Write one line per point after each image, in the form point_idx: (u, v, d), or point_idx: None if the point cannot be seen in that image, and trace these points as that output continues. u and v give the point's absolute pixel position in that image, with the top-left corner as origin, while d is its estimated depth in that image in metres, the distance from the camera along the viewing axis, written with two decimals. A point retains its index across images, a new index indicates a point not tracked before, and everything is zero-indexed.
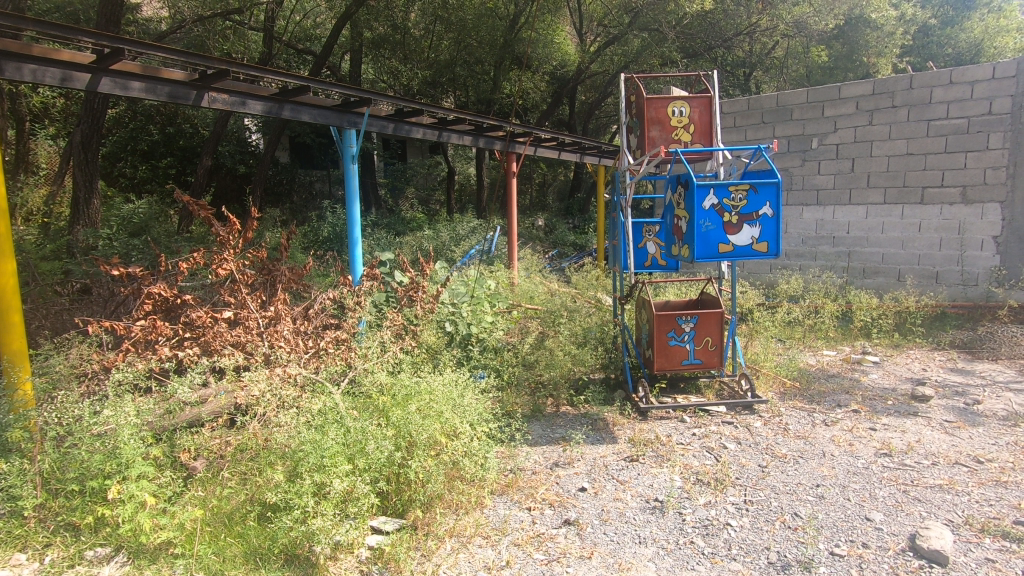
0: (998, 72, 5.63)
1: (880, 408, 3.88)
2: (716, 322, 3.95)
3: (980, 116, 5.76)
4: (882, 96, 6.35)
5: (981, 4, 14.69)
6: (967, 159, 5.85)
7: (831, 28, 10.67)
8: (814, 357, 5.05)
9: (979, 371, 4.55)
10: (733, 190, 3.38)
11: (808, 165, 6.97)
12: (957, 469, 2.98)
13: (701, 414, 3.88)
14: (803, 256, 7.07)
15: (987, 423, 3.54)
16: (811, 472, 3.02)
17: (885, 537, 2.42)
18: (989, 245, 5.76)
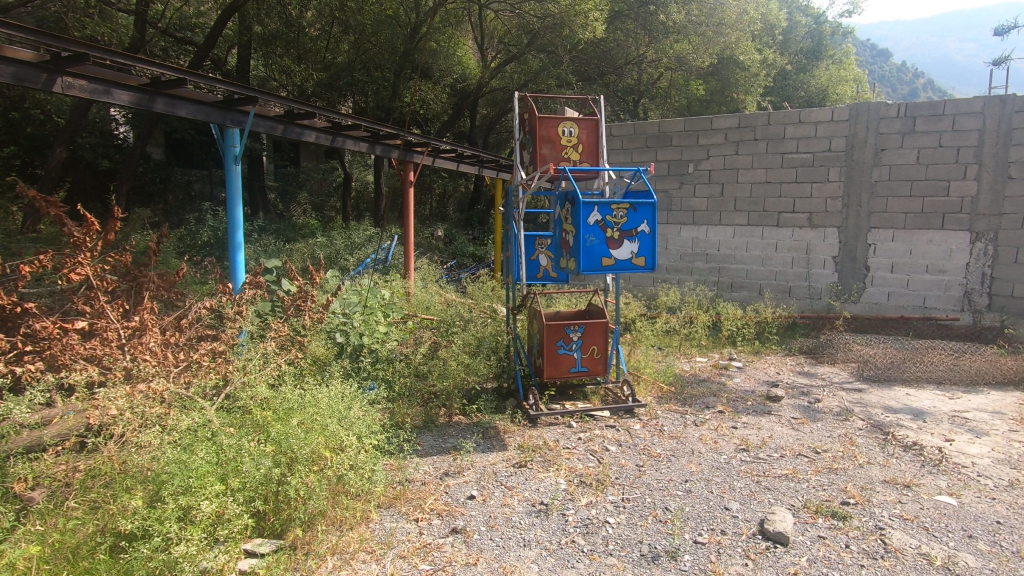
0: (835, 115, 6.55)
1: (741, 409, 4.31)
2: (601, 332, 4.19)
3: (822, 152, 6.66)
4: (746, 130, 7.11)
5: (826, 56, 17.07)
6: (812, 189, 6.73)
7: (706, 66, 11.81)
8: (688, 363, 5.50)
9: (821, 373, 5.21)
10: (615, 208, 3.62)
11: (685, 188, 7.61)
12: (800, 459, 3.39)
13: (586, 419, 4.09)
14: (680, 271, 7.68)
15: (824, 419, 4.07)
16: (681, 469, 3.28)
17: (740, 523, 2.70)
18: (829, 264, 6.66)
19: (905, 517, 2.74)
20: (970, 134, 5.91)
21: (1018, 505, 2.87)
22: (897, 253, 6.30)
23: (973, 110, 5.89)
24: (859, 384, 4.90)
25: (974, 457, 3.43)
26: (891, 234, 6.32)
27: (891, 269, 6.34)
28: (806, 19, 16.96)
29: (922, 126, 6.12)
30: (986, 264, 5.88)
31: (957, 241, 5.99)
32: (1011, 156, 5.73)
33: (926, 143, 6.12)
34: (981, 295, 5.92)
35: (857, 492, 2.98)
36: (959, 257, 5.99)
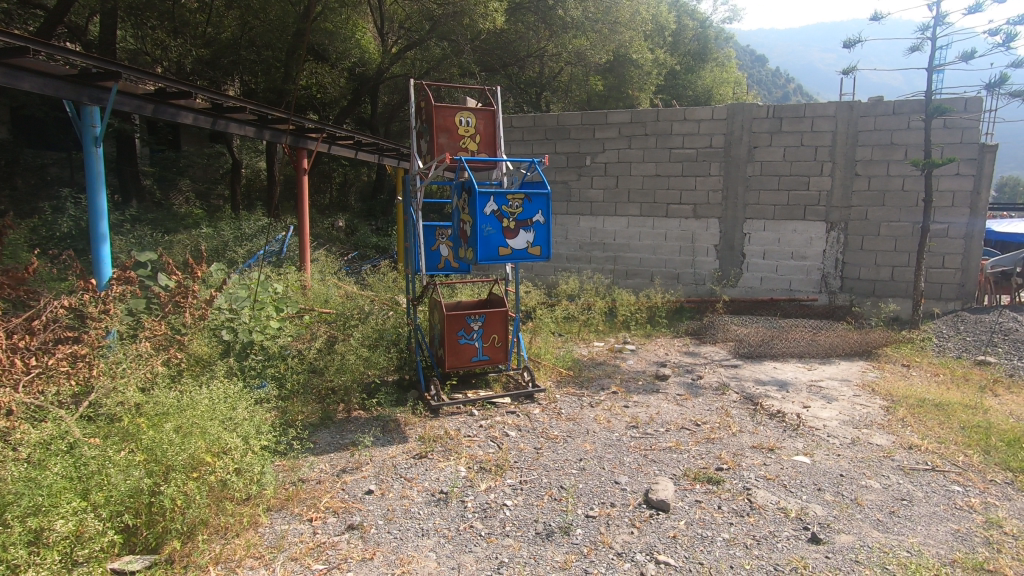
0: (715, 114, 7.08)
1: (632, 388, 4.59)
2: (501, 320, 4.25)
3: (704, 148, 7.18)
4: (637, 125, 7.48)
5: (711, 58, 18.36)
6: (696, 182, 7.25)
7: (603, 62, 12.27)
8: (586, 348, 5.75)
9: (703, 352, 5.68)
10: (510, 198, 3.69)
11: (583, 180, 7.88)
12: (682, 432, 3.68)
13: (488, 406, 4.15)
14: (579, 259, 7.97)
15: (704, 394, 4.44)
16: (576, 448, 3.44)
17: (628, 495, 2.88)
18: (712, 252, 7.25)
19: (769, 477, 3.06)
20: (825, 135, 6.68)
21: (857, 458, 3.32)
22: (768, 241, 7.00)
23: (827, 113, 6.65)
24: (735, 360, 5.40)
25: (826, 419, 3.90)
26: (763, 224, 7.00)
27: (763, 256, 7.03)
28: (693, 23, 18.12)
29: (787, 127, 6.81)
30: (838, 250, 6.73)
31: (816, 230, 6.79)
32: (857, 155, 6.58)
33: (790, 141, 6.81)
34: (835, 278, 6.77)
35: (730, 458, 3.28)
36: (817, 245, 6.79)
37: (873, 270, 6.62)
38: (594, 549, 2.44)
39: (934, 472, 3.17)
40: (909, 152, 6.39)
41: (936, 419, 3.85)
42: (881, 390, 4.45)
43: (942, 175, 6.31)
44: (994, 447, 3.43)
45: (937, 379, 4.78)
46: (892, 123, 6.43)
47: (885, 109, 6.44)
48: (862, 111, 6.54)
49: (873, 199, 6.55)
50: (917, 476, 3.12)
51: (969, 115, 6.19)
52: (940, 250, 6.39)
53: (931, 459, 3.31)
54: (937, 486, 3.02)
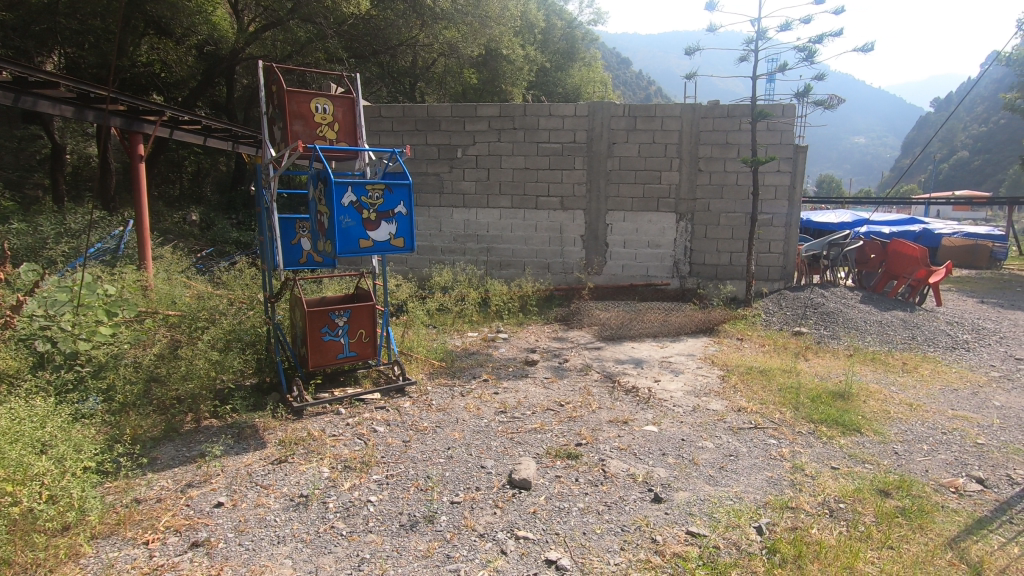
0: (577, 111, 7.45)
1: (502, 375, 4.73)
2: (368, 315, 4.14)
3: (568, 143, 7.52)
4: (506, 119, 7.59)
5: (578, 58, 19.24)
6: (562, 176, 7.57)
7: (475, 55, 12.22)
8: (460, 339, 5.80)
9: (570, 337, 6.00)
10: (370, 188, 3.59)
11: (455, 172, 7.78)
12: (547, 413, 3.86)
13: (356, 404, 4.02)
14: (453, 252, 7.93)
15: (569, 375, 4.70)
16: (445, 438, 3.46)
17: (492, 478, 2.97)
18: (578, 242, 7.65)
19: (621, 447, 3.32)
20: (673, 133, 7.32)
21: (696, 423, 3.71)
22: (628, 231, 7.54)
23: (675, 114, 7.29)
24: (598, 343, 5.76)
25: (672, 391, 4.32)
26: (623, 215, 7.53)
27: (624, 245, 7.57)
28: (562, 23, 18.85)
29: (641, 125, 7.36)
30: (686, 239, 7.46)
31: (668, 221, 7.45)
32: (700, 153, 7.31)
33: (644, 139, 7.37)
34: (684, 264, 7.50)
35: (589, 434, 3.51)
36: (669, 234, 7.46)
37: (715, 256, 7.43)
38: (457, 533, 2.48)
39: (756, 429, 3.65)
40: (740, 151, 7.25)
41: (759, 384, 4.43)
42: (718, 362, 5.02)
43: (767, 171, 7.23)
44: (801, 403, 4.02)
45: (763, 349, 5.50)
46: (726, 124, 7.23)
47: (721, 111, 7.22)
48: (702, 112, 7.26)
49: (714, 192, 7.33)
50: (742, 434, 3.57)
51: (785, 119, 7.16)
52: (766, 237, 7.35)
53: (754, 418, 3.80)
54: (757, 441, 3.48)
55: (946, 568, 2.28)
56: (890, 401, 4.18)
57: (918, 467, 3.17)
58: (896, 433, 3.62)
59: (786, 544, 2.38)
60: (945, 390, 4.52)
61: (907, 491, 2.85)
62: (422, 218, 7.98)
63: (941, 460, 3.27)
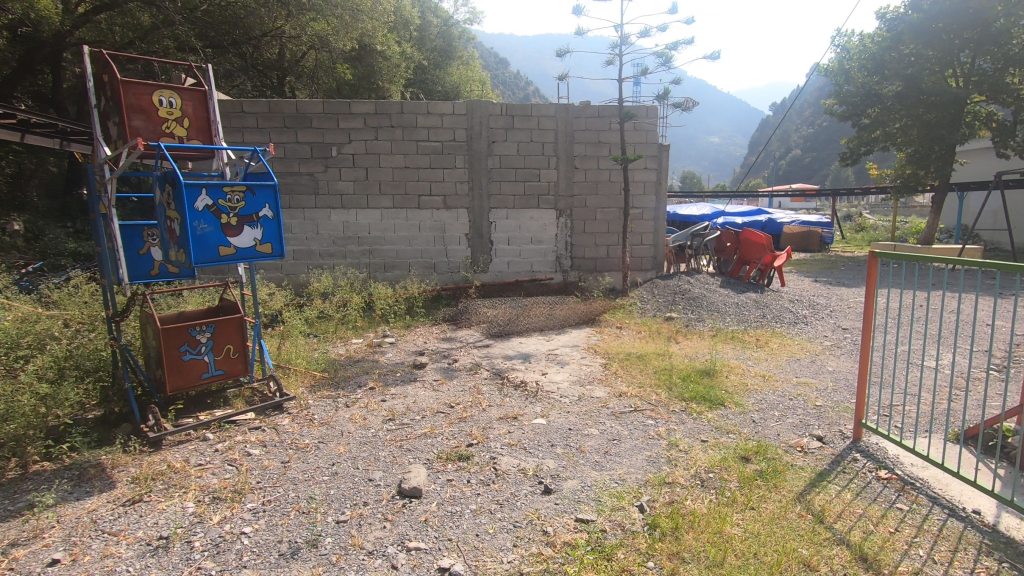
0: (455, 109, 7.40)
1: (389, 381, 4.57)
2: (237, 328, 3.79)
3: (448, 141, 7.45)
4: (382, 116, 7.33)
5: (456, 56, 19.29)
6: (444, 174, 7.50)
7: (348, 50, 11.55)
8: (343, 346, 5.54)
9: (459, 336, 5.97)
10: (229, 191, 3.28)
11: (330, 172, 7.36)
12: (437, 416, 3.79)
13: (225, 426, 3.66)
14: (333, 255, 7.51)
15: (458, 376, 4.66)
16: (329, 454, 3.27)
17: (381, 490, 2.85)
18: (463, 241, 7.63)
19: (511, 443, 3.35)
20: (549, 132, 7.55)
21: (582, 412, 3.85)
22: (511, 228, 7.67)
23: (550, 114, 7.52)
24: (487, 341, 5.78)
25: (559, 382, 4.46)
26: (506, 212, 7.64)
27: (508, 242, 7.69)
28: (437, 20, 18.64)
29: (518, 124, 7.50)
30: (567, 234, 7.75)
31: (548, 217, 7.69)
32: (575, 151, 7.61)
33: (522, 137, 7.53)
34: (566, 258, 7.79)
35: (479, 433, 3.50)
36: (550, 230, 7.70)
37: (593, 249, 7.81)
38: (344, 555, 2.35)
39: (635, 411, 3.87)
40: (611, 149, 7.67)
41: (637, 368, 4.71)
42: (600, 350, 5.26)
43: (636, 169, 7.73)
44: (674, 384, 4.34)
45: (639, 336, 5.87)
46: (597, 124, 7.60)
47: (592, 111, 7.57)
48: (575, 113, 7.56)
49: (589, 189, 7.69)
50: (624, 418, 3.76)
51: (649, 119, 7.69)
52: (638, 230, 7.87)
53: (633, 402, 4.03)
54: (637, 423, 3.69)
55: (796, 520, 2.57)
56: (747, 374, 4.66)
57: (771, 432, 3.56)
58: (753, 403, 4.04)
59: (664, 518, 2.54)
60: (790, 360, 5.13)
61: (763, 455, 3.18)
62: (297, 220, 7.43)
63: (789, 423, 3.69)
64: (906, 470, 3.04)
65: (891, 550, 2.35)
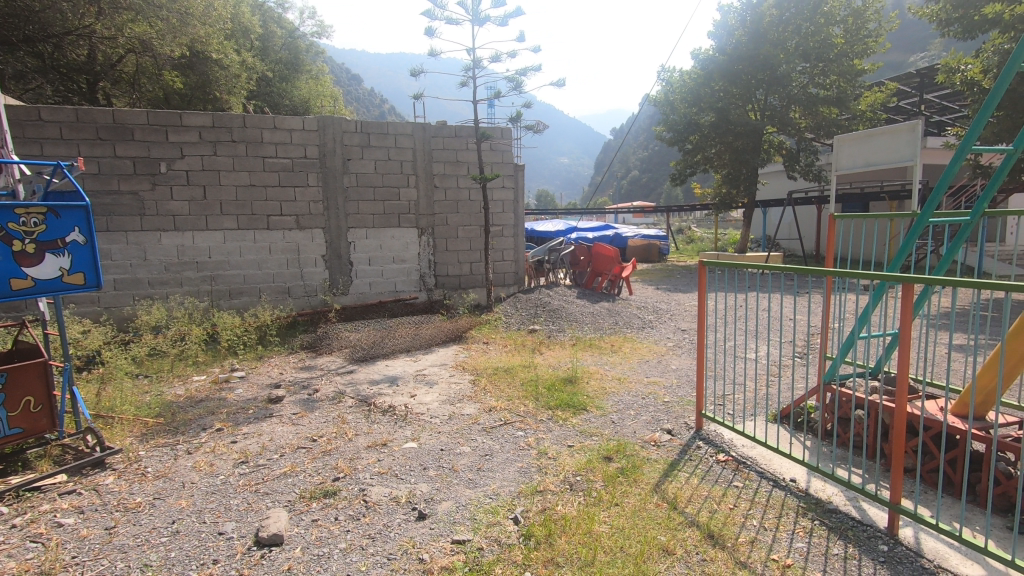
0: (306, 124, 7.03)
1: (240, 419, 4.14)
2: (40, 375, 3.18)
3: (299, 159, 7.05)
4: (222, 130, 6.71)
5: (304, 70, 18.40)
6: (295, 193, 7.07)
7: (177, 56, 10.29)
8: (182, 386, 4.90)
9: (319, 364, 5.61)
10: (22, 213, 2.77)
11: (159, 190, 6.54)
12: (298, 453, 3.51)
13: (26, 495, 3.02)
14: (166, 283, 6.65)
15: (320, 406, 4.37)
16: (167, 511, 2.86)
17: (234, 543, 2.56)
18: (320, 263, 7.24)
19: (381, 472, 3.22)
20: (407, 151, 7.49)
21: (453, 431, 3.83)
22: (371, 248, 7.45)
23: (407, 132, 7.47)
24: (351, 366, 5.50)
25: (428, 403, 4.39)
26: (365, 232, 7.40)
27: (369, 262, 7.46)
28: (281, 31, 17.62)
29: (374, 142, 7.33)
30: (429, 252, 7.72)
31: (410, 236, 7.60)
32: (434, 170, 7.64)
33: (379, 156, 7.37)
34: (430, 276, 7.75)
35: (346, 465, 3.31)
36: (412, 249, 7.61)
37: (457, 267, 7.88)
38: None
39: (505, 425, 3.94)
40: (469, 168, 7.82)
41: (505, 382, 4.81)
42: (468, 367, 5.29)
43: (494, 188, 7.98)
44: (540, 394, 4.50)
45: (505, 349, 6.02)
46: (455, 144, 7.72)
47: (449, 131, 7.67)
48: (432, 132, 7.60)
49: (450, 207, 7.75)
50: (494, 432, 3.81)
51: (504, 141, 8.00)
52: (499, 247, 8.11)
53: (503, 415, 4.10)
54: (507, 435, 3.76)
55: (654, 509, 2.79)
56: (605, 378, 5.00)
57: (628, 431, 3.83)
58: (611, 405, 4.33)
59: (538, 527, 2.61)
60: (640, 362, 5.61)
61: (623, 453, 3.42)
62: (118, 245, 6.47)
63: (643, 420, 4.01)
64: (738, 451, 3.46)
65: (732, 524, 2.65)
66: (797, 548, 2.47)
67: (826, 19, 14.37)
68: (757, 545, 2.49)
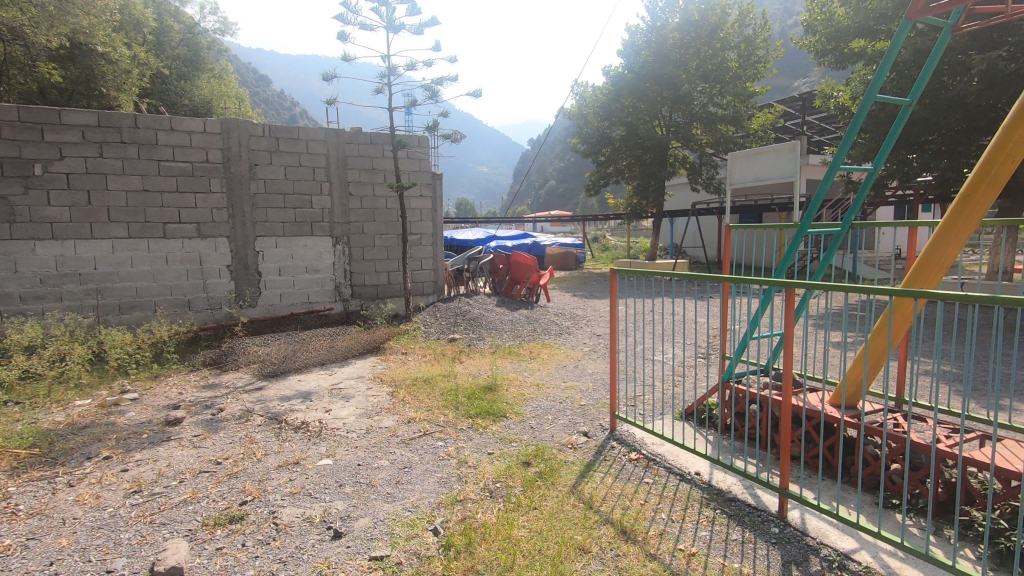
0: (207, 127, 6.61)
1: (133, 445, 3.79)
2: None
3: (200, 163, 6.61)
4: (109, 130, 6.16)
5: (205, 69, 17.30)
6: (196, 199, 6.62)
7: (56, 46, 9.33)
8: (61, 412, 4.40)
9: (224, 382, 5.26)
10: None
11: (34, 195, 5.89)
12: (200, 478, 3.28)
13: None
14: (43, 297, 5.98)
15: (225, 427, 4.10)
16: (44, 552, 2.56)
17: None
18: (224, 273, 6.82)
19: (293, 492, 3.08)
20: (319, 157, 7.24)
21: (371, 445, 3.74)
22: (281, 258, 7.12)
23: (319, 138, 7.24)
24: (260, 383, 5.21)
25: (344, 418, 4.25)
26: (275, 241, 7.07)
27: (279, 272, 7.12)
28: (179, 26, 16.49)
29: (284, 147, 7.03)
30: (345, 261, 7.50)
31: (324, 245, 7.34)
32: (348, 177, 7.44)
33: (289, 161, 7.08)
34: (345, 286, 7.53)
35: (254, 488, 3.14)
36: (326, 258, 7.36)
37: (374, 276, 7.71)
38: None
39: (425, 435, 3.90)
40: (386, 176, 7.70)
41: (424, 392, 4.76)
42: (387, 379, 5.18)
43: (411, 196, 7.90)
44: (460, 402, 4.50)
45: (425, 360, 5.96)
46: (370, 151, 7.57)
47: (364, 138, 7.51)
48: (346, 138, 7.41)
49: (366, 215, 7.58)
50: (414, 443, 3.76)
51: (421, 149, 7.97)
52: (417, 255, 8.04)
53: (422, 426, 4.06)
54: (427, 446, 3.72)
55: (571, 510, 2.88)
56: (524, 385, 5.08)
57: (546, 435, 3.93)
58: (530, 410, 4.42)
59: (458, 536, 2.61)
60: (558, 367, 5.76)
61: (541, 457, 3.49)
62: None
63: (560, 424, 4.13)
64: (649, 448, 3.65)
65: (643, 519, 2.79)
66: (700, 537, 2.64)
67: (721, 44, 15.56)
68: (666, 537, 2.64)
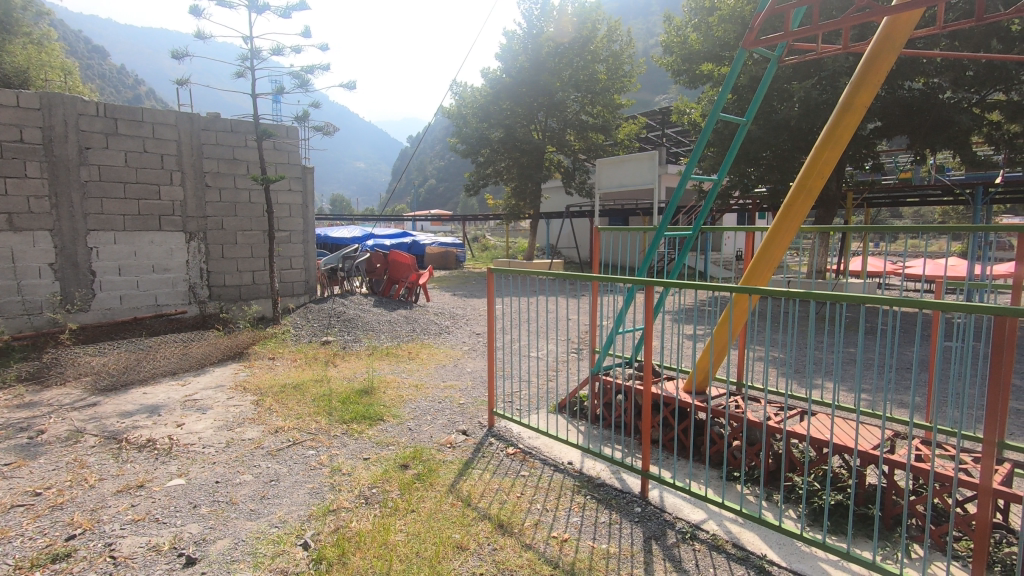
0: (21, 100, 5.64)
1: None
2: None
3: (11, 143, 5.62)
4: None
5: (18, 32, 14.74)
6: (7, 186, 5.63)
7: None
8: None
9: (46, 399, 4.51)
10: None
11: None
12: (12, 513, 2.78)
13: None
14: None
15: (46, 452, 3.51)
16: None
17: None
18: (46, 272, 5.88)
19: (135, 520, 2.72)
20: (169, 143, 6.49)
21: (231, 459, 3.43)
22: (121, 255, 6.28)
23: (168, 122, 6.48)
24: (94, 398, 4.54)
25: (199, 432, 3.85)
26: (112, 236, 6.20)
27: (119, 272, 6.28)
28: None
29: (124, 130, 6.20)
30: (201, 260, 6.80)
31: (175, 241, 6.60)
32: (205, 167, 6.75)
33: (131, 146, 6.26)
34: (201, 287, 6.82)
35: (85, 518, 2.73)
36: (178, 256, 6.62)
37: (236, 276, 7.07)
38: None
39: (294, 445, 3.66)
40: (250, 167, 7.09)
41: (293, 399, 4.47)
42: (250, 387, 4.79)
43: (279, 190, 7.38)
44: (333, 408, 4.30)
45: (294, 364, 5.60)
46: (231, 139, 6.93)
47: (223, 125, 6.86)
48: (202, 124, 6.72)
49: (226, 210, 6.93)
50: (281, 454, 3.52)
51: (290, 140, 7.50)
52: (286, 254, 7.53)
53: (291, 435, 3.81)
54: (296, 456, 3.50)
55: (449, 509, 2.88)
56: (402, 386, 4.98)
57: (424, 436, 3.88)
58: (408, 412, 4.34)
59: (330, 548, 2.49)
60: (437, 367, 5.72)
61: (419, 459, 3.45)
62: None
63: (439, 424, 4.11)
64: (525, 442, 3.77)
65: (519, 511, 2.87)
66: (572, 523, 2.77)
67: (591, 56, 16.45)
68: (540, 526, 2.73)
